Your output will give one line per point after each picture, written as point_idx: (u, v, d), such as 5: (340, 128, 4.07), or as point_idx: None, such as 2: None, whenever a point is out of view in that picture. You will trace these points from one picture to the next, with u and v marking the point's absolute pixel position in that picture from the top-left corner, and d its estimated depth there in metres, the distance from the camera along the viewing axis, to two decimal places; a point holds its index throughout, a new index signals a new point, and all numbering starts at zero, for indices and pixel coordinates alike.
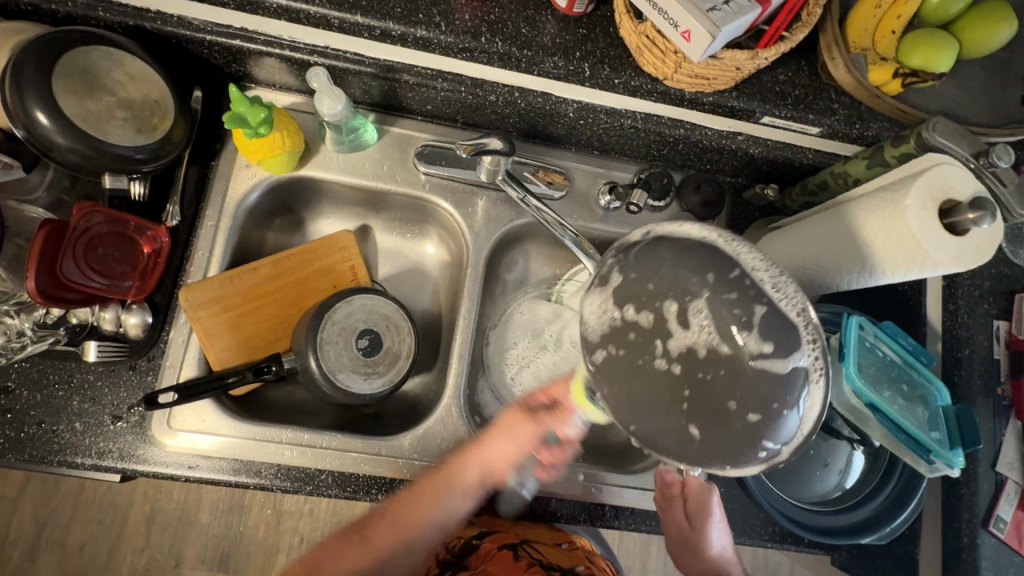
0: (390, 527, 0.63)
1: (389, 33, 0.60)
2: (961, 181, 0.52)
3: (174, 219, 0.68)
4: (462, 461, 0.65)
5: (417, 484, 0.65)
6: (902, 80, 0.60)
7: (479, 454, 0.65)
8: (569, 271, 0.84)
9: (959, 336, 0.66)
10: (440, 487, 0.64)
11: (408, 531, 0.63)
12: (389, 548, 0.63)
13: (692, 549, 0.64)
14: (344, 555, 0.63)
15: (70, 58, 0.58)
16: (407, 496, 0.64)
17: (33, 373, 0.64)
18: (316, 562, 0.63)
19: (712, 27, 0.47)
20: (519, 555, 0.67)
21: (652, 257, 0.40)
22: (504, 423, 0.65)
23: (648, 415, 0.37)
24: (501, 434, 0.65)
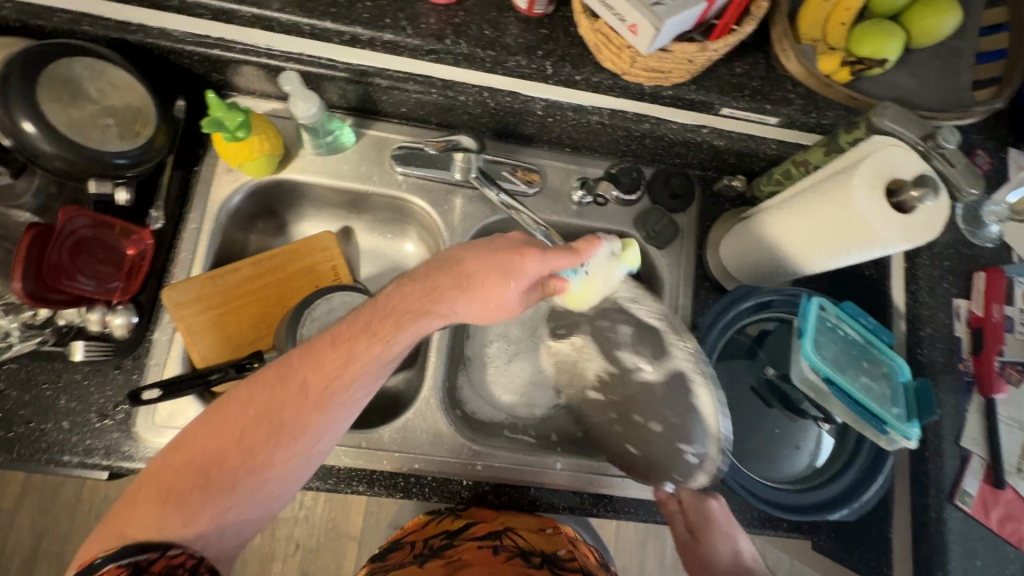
0: (304, 412, 0.53)
1: (358, 38, 0.63)
2: (905, 162, 0.54)
3: (158, 221, 0.70)
4: (419, 315, 0.55)
5: (334, 339, 0.54)
6: (850, 68, 0.63)
7: (438, 296, 0.55)
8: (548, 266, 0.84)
9: (921, 315, 0.67)
10: (357, 347, 0.54)
11: (334, 376, 0.53)
12: (308, 418, 0.53)
13: (706, 564, 0.63)
14: (251, 437, 0.52)
15: (55, 69, 0.61)
16: (315, 353, 0.54)
17: (23, 374, 0.66)
18: (199, 464, 0.51)
19: (657, 20, 0.50)
20: (501, 543, 0.68)
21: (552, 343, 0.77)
22: (494, 262, 0.55)
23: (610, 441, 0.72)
24: (505, 276, 0.55)
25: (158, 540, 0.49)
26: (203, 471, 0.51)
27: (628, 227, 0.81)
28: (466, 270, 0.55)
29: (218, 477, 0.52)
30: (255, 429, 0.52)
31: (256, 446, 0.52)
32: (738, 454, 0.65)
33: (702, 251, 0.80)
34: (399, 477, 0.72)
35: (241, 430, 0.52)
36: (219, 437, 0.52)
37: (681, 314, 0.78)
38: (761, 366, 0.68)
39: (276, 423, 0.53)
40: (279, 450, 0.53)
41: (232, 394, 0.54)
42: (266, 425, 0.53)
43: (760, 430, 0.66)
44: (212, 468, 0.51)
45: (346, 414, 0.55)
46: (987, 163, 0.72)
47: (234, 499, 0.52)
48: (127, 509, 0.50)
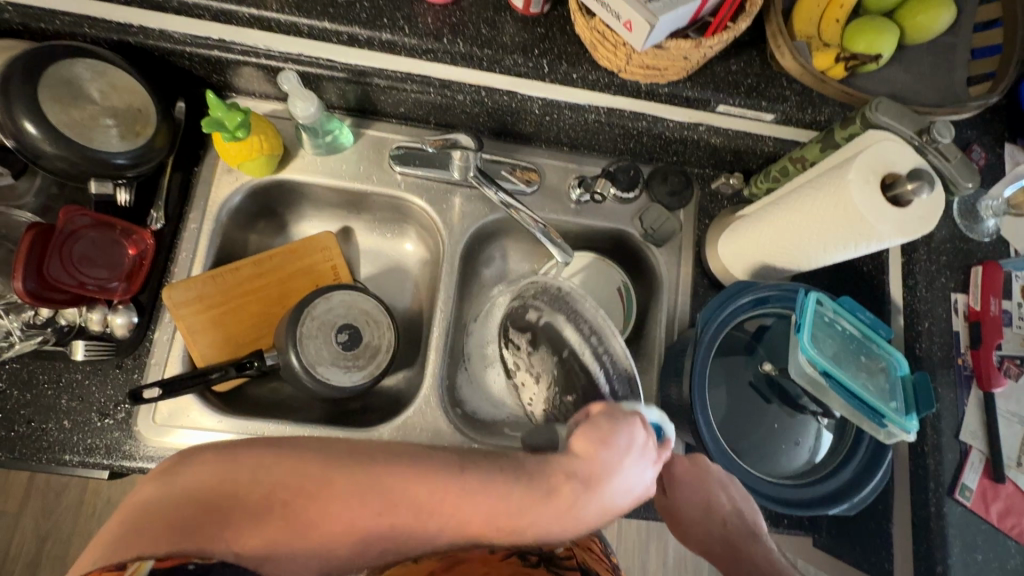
0: (425, 536, 0.46)
1: (356, 38, 0.64)
2: (900, 156, 0.54)
3: (159, 222, 0.71)
4: (592, 480, 0.47)
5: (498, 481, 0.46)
6: (844, 64, 0.63)
7: (569, 506, 0.46)
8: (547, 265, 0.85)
9: (918, 310, 0.68)
10: (542, 516, 0.45)
11: (434, 535, 0.46)
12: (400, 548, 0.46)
13: (685, 522, 0.57)
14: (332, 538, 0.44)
15: (56, 70, 0.61)
16: (513, 510, 0.45)
17: (24, 373, 0.67)
18: (300, 527, 0.43)
19: (651, 16, 0.50)
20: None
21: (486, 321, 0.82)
22: (616, 428, 0.48)
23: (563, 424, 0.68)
24: (588, 488, 0.46)
25: (195, 552, 0.39)
26: (295, 530, 0.43)
27: (626, 225, 0.81)
28: (598, 453, 0.47)
29: (303, 515, 0.43)
30: (364, 524, 0.44)
31: (356, 548, 0.45)
32: (738, 450, 0.65)
33: (700, 248, 0.80)
34: None
35: (371, 524, 0.44)
36: (340, 517, 0.43)
37: (679, 312, 0.78)
38: (757, 362, 0.68)
39: (399, 539, 0.46)
40: (368, 548, 0.45)
41: (376, 467, 0.44)
42: (357, 543, 0.44)
43: (758, 426, 0.66)
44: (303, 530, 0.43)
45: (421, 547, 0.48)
46: (982, 158, 0.72)
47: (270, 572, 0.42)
48: (197, 495, 0.41)
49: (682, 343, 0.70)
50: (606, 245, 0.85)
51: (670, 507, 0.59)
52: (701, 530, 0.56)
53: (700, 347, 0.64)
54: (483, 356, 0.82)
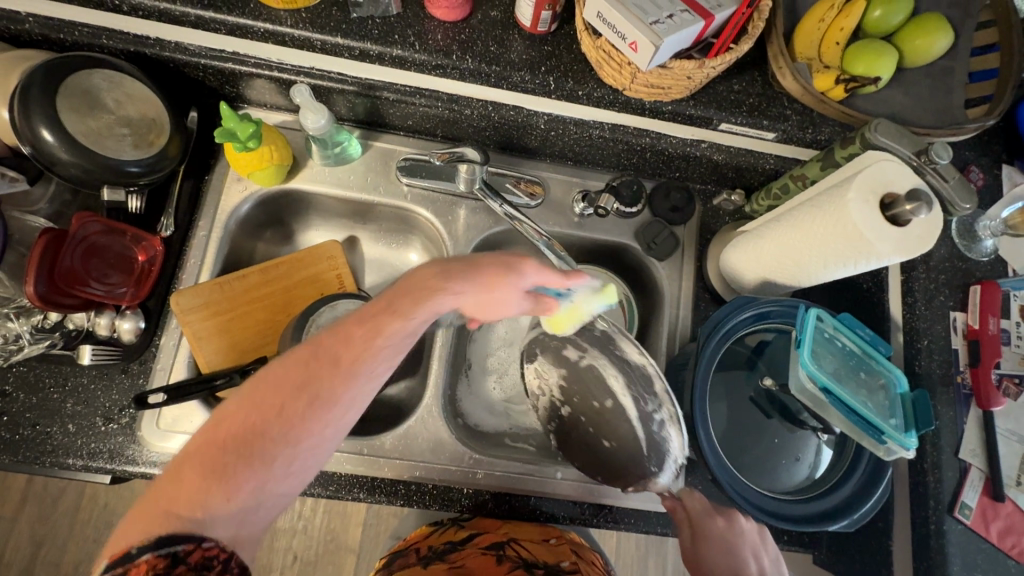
0: (333, 377, 0.44)
1: (367, 52, 0.65)
2: (899, 176, 0.55)
3: (168, 229, 0.72)
4: (438, 275, 0.45)
5: (352, 321, 0.45)
6: (844, 86, 0.64)
7: (436, 289, 0.44)
8: None
9: (918, 328, 0.68)
10: (405, 301, 0.44)
11: (342, 362, 0.44)
12: (341, 398, 0.45)
13: None
14: (283, 418, 0.44)
15: (73, 80, 0.63)
16: (362, 312, 0.45)
17: (30, 377, 0.67)
18: (232, 446, 0.43)
19: (656, 38, 0.52)
20: (503, 553, 0.68)
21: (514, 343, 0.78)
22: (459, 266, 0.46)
23: (589, 459, 0.71)
24: (423, 284, 0.44)
25: (176, 526, 0.41)
26: (242, 439, 0.43)
27: (628, 238, 0.82)
28: (444, 267, 0.45)
29: (223, 457, 0.42)
30: (269, 400, 0.43)
31: (287, 421, 0.43)
32: (739, 464, 0.65)
33: (702, 263, 0.81)
34: (399, 484, 0.72)
35: (275, 396, 0.44)
36: (250, 398, 0.44)
37: (681, 326, 0.79)
38: (758, 377, 0.69)
39: (317, 376, 0.44)
40: (297, 413, 0.44)
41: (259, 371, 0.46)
42: (302, 402, 0.44)
43: (759, 441, 0.66)
44: (248, 433, 0.43)
45: (368, 386, 0.46)
46: (980, 179, 0.73)
47: (261, 478, 0.43)
48: (152, 489, 0.42)
49: (684, 357, 0.71)
50: (608, 258, 0.86)
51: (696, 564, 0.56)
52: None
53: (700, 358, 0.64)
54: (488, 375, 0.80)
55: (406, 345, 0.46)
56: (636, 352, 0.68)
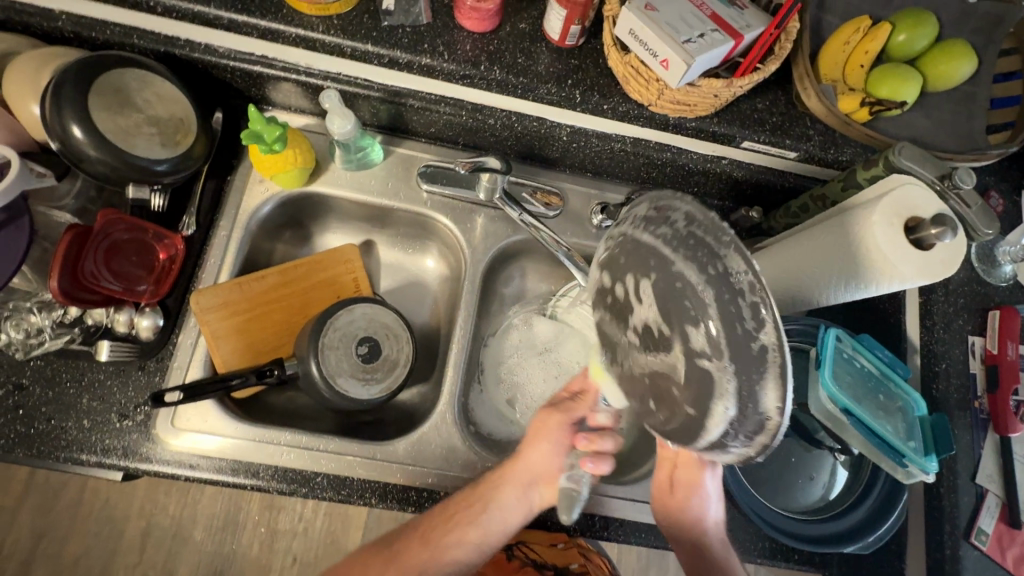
0: (456, 534, 0.64)
1: (396, 60, 0.66)
2: (924, 202, 0.55)
3: (190, 228, 0.73)
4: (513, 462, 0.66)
5: (474, 489, 0.66)
6: (869, 108, 0.65)
7: (521, 457, 0.66)
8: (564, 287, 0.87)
9: (936, 350, 0.69)
10: (488, 491, 0.65)
11: (445, 534, 0.64)
12: (452, 547, 0.64)
13: (667, 513, 0.62)
14: (408, 551, 0.65)
15: (104, 78, 0.63)
16: (465, 496, 0.66)
17: (47, 371, 0.67)
18: (375, 563, 0.66)
19: (688, 57, 0.53)
20: (515, 556, 0.73)
21: (635, 237, 0.42)
22: (538, 429, 0.66)
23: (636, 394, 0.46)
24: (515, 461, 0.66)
25: None
26: (381, 559, 0.66)
27: None
28: (535, 451, 0.65)
29: (359, 564, 0.66)
30: (385, 556, 0.66)
31: (408, 554, 0.64)
32: (755, 484, 0.65)
33: None
34: (411, 490, 0.72)
35: (393, 552, 0.65)
36: (397, 538, 0.67)
37: None
38: None
39: (422, 539, 0.64)
40: (410, 560, 0.64)
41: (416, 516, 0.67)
42: (426, 545, 0.64)
43: (774, 460, 0.66)
44: (384, 557, 0.66)
45: (472, 546, 0.64)
46: (1000, 205, 0.74)
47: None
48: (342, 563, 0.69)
49: None
50: None
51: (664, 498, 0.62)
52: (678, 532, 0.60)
53: None
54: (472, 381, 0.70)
55: (504, 524, 0.65)
56: (776, 404, 0.36)
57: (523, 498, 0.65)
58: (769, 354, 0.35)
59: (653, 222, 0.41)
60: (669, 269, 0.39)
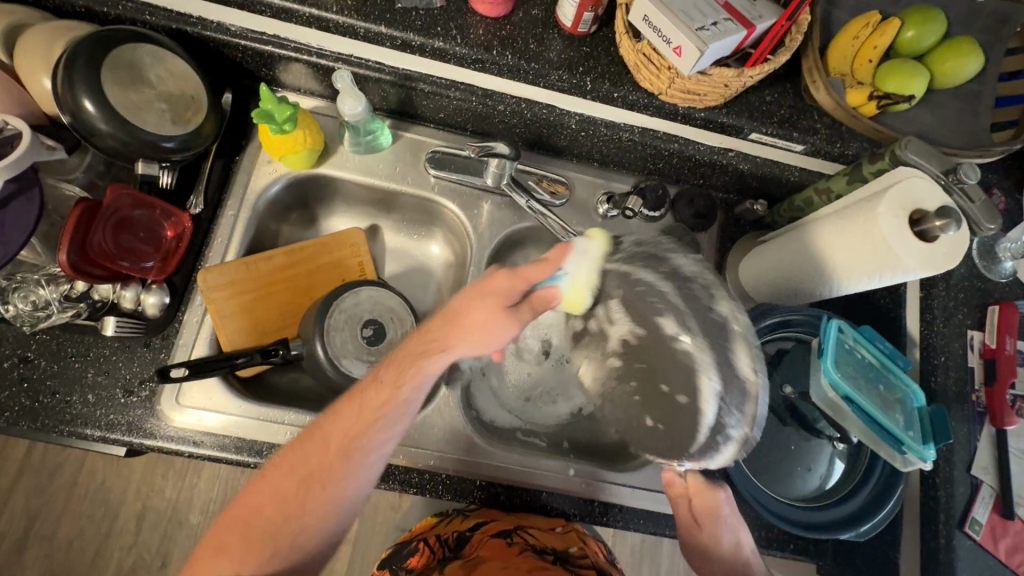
0: (342, 448, 0.54)
1: (409, 43, 0.66)
2: (928, 194, 0.56)
3: (197, 207, 0.73)
4: (420, 360, 0.54)
5: (340, 405, 0.55)
6: (877, 103, 0.65)
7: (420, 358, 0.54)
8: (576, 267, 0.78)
9: (935, 344, 0.69)
10: (391, 396, 0.54)
11: (354, 432, 0.54)
12: (350, 467, 0.54)
13: (704, 552, 0.62)
14: (299, 474, 0.53)
15: (117, 53, 0.63)
16: (359, 391, 0.55)
17: (53, 345, 0.67)
18: (266, 511, 0.53)
19: (701, 44, 0.53)
20: (513, 541, 0.68)
21: (633, 273, 0.59)
22: (444, 322, 0.54)
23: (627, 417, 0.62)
24: (421, 362, 0.54)
25: None
26: (277, 503, 0.53)
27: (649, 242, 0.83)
28: (431, 337, 0.54)
29: (261, 527, 0.52)
30: (298, 483, 0.53)
31: (309, 482, 0.53)
32: (755, 472, 0.66)
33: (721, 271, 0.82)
34: (414, 472, 0.72)
35: (307, 471, 0.53)
36: (276, 475, 0.54)
37: None
38: (777, 385, 0.68)
39: (337, 453, 0.54)
40: (328, 476, 0.54)
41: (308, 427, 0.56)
42: (318, 469, 0.53)
43: (773, 447, 0.67)
44: (280, 500, 0.53)
45: (372, 469, 0.55)
46: (1002, 203, 0.75)
47: (300, 536, 0.53)
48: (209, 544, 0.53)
49: None
50: None
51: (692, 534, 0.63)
52: (721, 568, 0.61)
53: None
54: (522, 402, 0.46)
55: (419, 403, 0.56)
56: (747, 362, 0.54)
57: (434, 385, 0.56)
58: (730, 323, 0.55)
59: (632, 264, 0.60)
60: (656, 292, 0.58)
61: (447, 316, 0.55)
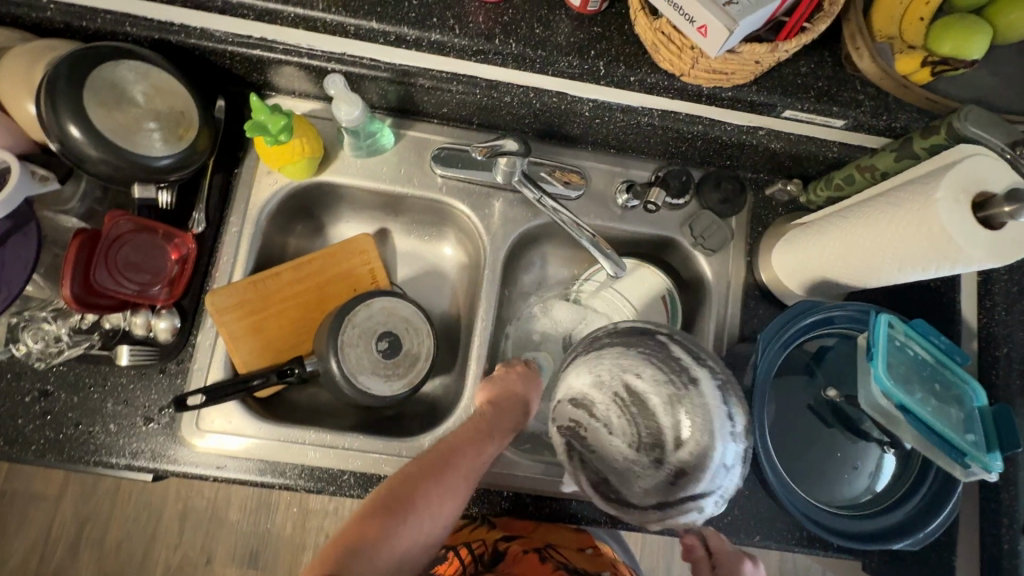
0: (462, 464, 0.60)
1: (404, 38, 0.60)
2: (995, 172, 0.50)
3: (200, 225, 0.70)
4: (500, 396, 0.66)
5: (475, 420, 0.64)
6: (931, 69, 0.58)
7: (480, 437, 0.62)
8: (574, 367, 0.63)
9: (995, 333, 0.65)
10: (480, 445, 0.62)
11: (478, 450, 0.61)
12: (466, 480, 0.60)
13: None
14: (429, 482, 0.58)
15: (99, 73, 0.60)
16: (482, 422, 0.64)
17: (70, 377, 0.67)
18: (394, 503, 0.56)
19: (730, 22, 0.46)
20: (546, 554, 0.71)
21: (595, 355, 0.62)
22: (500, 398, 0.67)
23: (636, 475, 0.62)
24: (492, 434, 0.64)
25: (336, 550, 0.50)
26: (398, 501, 0.56)
27: (674, 232, 0.78)
28: (496, 412, 0.65)
29: (386, 509, 0.55)
30: (442, 465, 0.59)
31: (433, 490, 0.58)
32: (800, 480, 0.62)
33: (752, 258, 0.78)
34: None
35: (447, 451, 0.60)
36: (413, 474, 0.58)
37: (728, 323, 0.76)
38: (819, 387, 0.65)
39: (459, 466, 0.60)
40: (459, 482, 0.59)
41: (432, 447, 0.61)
42: (443, 475, 0.59)
43: (815, 452, 0.63)
44: (403, 497, 0.56)
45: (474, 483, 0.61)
46: None
47: (427, 509, 0.57)
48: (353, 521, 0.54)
49: None
50: (651, 252, 0.82)
51: None
52: None
53: (758, 377, 0.61)
54: (603, 461, 0.63)
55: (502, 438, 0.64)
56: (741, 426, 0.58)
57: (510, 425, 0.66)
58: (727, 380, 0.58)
59: (598, 352, 0.62)
60: (622, 362, 0.62)
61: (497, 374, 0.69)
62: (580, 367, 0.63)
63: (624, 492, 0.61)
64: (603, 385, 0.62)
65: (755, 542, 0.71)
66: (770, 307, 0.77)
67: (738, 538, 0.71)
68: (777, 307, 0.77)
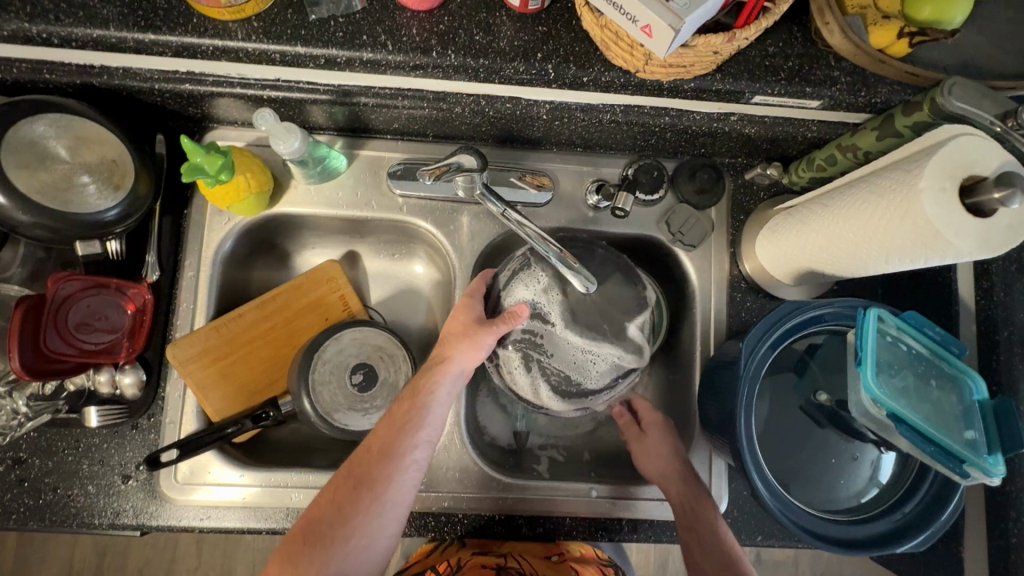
0: (377, 460, 0.59)
1: (335, 60, 0.56)
2: (984, 154, 0.45)
3: (154, 272, 0.68)
4: (434, 371, 0.63)
5: (394, 409, 0.63)
6: (909, 40, 0.52)
7: (407, 412, 0.61)
8: (525, 272, 0.66)
9: (995, 316, 0.63)
10: (398, 432, 0.61)
11: (392, 439, 0.60)
12: (389, 474, 0.59)
13: (648, 455, 0.68)
14: (340, 496, 0.58)
15: (17, 132, 0.57)
16: (397, 410, 0.62)
17: (42, 442, 0.66)
18: (311, 527, 0.57)
19: (674, 20, 0.42)
20: (505, 564, 0.69)
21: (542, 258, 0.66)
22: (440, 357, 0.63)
23: (588, 368, 0.64)
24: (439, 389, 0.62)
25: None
26: (313, 525, 0.57)
27: (651, 229, 0.74)
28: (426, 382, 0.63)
29: (308, 535, 0.57)
30: (354, 478, 0.59)
31: (348, 502, 0.57)
32: (797, 487, 0.60)
33: (736, 250, 0.74)
34: (429, 516, 0.70)
35: (356, 475, 0.59)
36: (326, 494, 0.59)
37: (714, 320, 0.73)
38: (811, 389, 0.63)
39: (377, 465, 0.59)
40: (382, 477, 0.59)
41: (353, 455, 0.61)
42: (353, 483, 0.58)
43: (811, 457, 0.61)
44: (316, 519, 0.57)
45: (406, 473, 0.59)
46: None
47: (352, 536, 0.57)
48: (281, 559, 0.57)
49: (726, 362, 0.65)
50: (629, 250, 0.79)
51: (637, 441, 0.69)
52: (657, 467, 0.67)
53: (743, 391, 0.56)
54: (557, 364, 0.64)
55: (434, 425, 0.62)
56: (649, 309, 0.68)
57: (450, 396, 0.63)
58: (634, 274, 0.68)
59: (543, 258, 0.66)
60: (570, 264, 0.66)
61: (447, 337, 0.64)
62: (530, 272, 0.66)
63: (582, 383, 0.64)
64: (554, 286, 0.65)
65: (758, 542, 0.70)
66: (757, 299, 0.73)
67: (740, 538, 0.70)
68: (765, 299, 0.73)
